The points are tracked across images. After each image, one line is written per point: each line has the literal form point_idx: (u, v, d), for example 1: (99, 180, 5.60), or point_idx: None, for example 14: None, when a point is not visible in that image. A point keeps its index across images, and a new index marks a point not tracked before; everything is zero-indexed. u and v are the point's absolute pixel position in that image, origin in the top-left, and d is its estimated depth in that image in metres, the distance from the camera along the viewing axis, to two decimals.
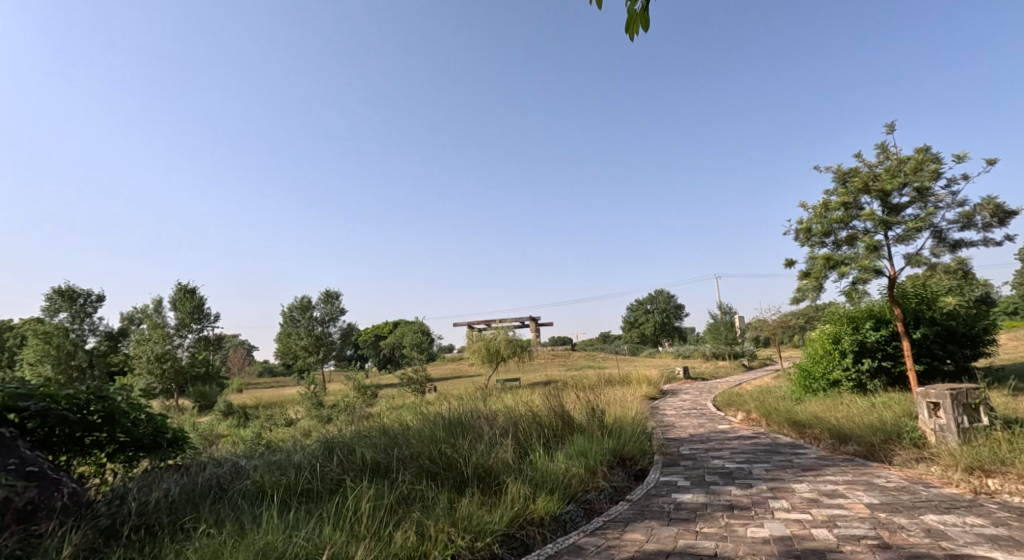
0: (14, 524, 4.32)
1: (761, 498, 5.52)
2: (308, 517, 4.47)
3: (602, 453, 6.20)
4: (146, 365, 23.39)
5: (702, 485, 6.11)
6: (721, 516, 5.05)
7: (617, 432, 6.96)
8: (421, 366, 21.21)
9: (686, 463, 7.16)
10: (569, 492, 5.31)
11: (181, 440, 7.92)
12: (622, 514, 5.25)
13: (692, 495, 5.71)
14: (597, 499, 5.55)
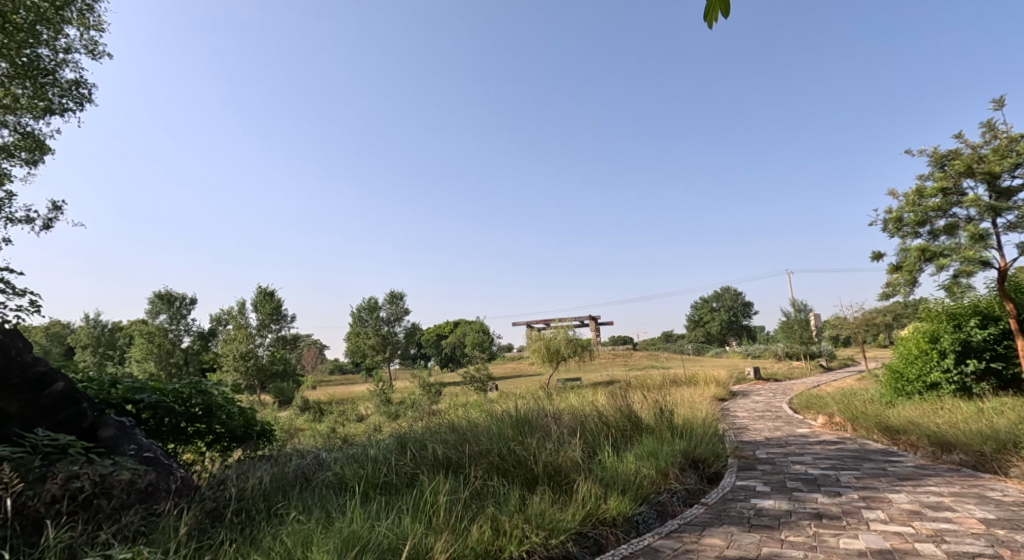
0: (137, 503, 4.79)
1: (853, 507, 5.22)
2: (388, 509, 4.66)
3: (673, 454, 6.07)
4: (233, 363, 25.17)
5: (783, 491, 5.86)
6: (808, 524, 4.82)
7: (687, 434, 6.79)
8: (482, 365, 21.50)
9: (765, 467, 6.88)
10: (641, 493, 5.24)
11: (268, 432, 8.49)
12: (699, 518, 5.13)
13: (774, 501, 5.49)
14: (670, 501, 5.43)
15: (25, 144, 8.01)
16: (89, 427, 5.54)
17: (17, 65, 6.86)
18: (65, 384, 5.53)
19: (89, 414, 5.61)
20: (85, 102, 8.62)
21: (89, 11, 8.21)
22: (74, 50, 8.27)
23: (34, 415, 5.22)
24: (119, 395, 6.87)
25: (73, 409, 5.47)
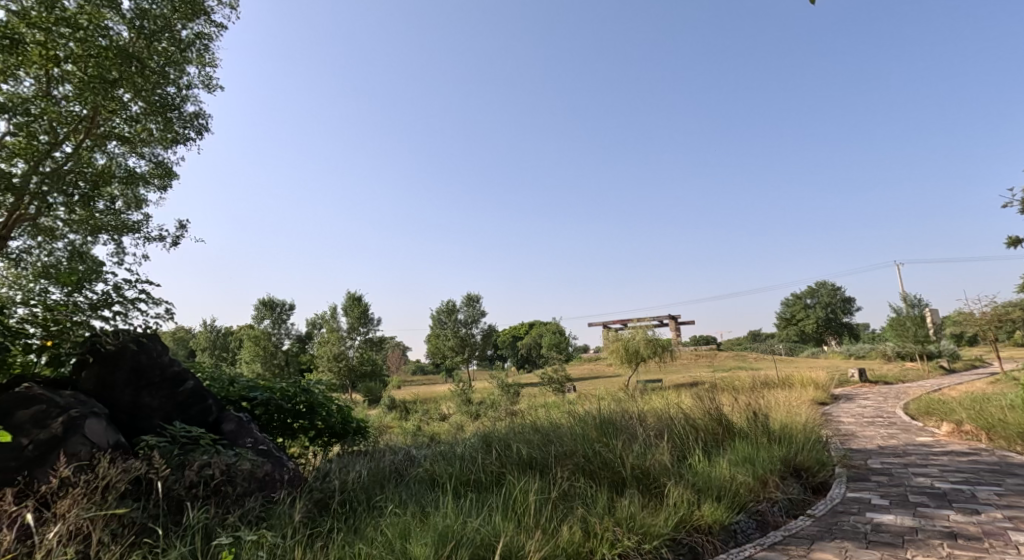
0: (258, 490, 5.29)
1: (996, 528, 4.77)
2: (480, 506, 4.84)
3: (772, 462, 5.81)
4: (327, 363, 27.06)
5: (906, 506, 5.46)
6: (940, 544, 4.48)
7: (787, 440, 6.46)
8: (560, 366, 21.50)
9: (881, 479, 6.42)
10: (738, 501, 5.06)
11: (364, 429, 9.05)
12: (806, 530, 4.90)
13: (895, 517, 5.13)
14: (770, 511, 5.21)
15: (157, 172, 9.08)
16: (214, 421, 6.18)
17: (150, 103, 7.79)
18: (195, 383, 6.19)
19: (214, 409, 6.26)
20: (205, 132, 9.61)
21: (207, 50, 9.16)
22: (194, 86, 9.28)
23: (172, 409, 5.88)
24: (236, 392, 7.63)
25: (201, 405, 6.13)
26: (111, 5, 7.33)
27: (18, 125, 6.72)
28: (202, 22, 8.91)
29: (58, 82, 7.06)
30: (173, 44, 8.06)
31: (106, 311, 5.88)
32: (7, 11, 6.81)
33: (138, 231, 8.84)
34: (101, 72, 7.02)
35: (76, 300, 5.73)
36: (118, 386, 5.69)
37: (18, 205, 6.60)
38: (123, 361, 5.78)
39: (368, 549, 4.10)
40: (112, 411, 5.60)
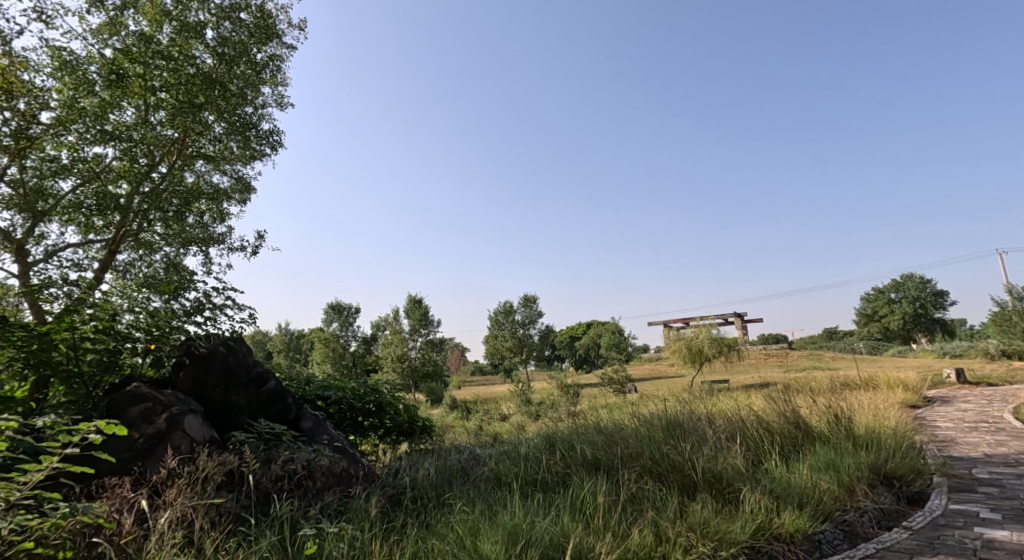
0: (336, 485, 5.58)
1: None
2: (547, 506, 4.89)
3: (858, 468, 5.48)
4: (391, 364, 27.95)
5: (1020, 520, 5.04)
6: None
7: (875, 445, 6.07)
8: (620, 366, 21.23)
9: (988, 490, 5.95)
10: (822, 510, 4.83)
11: (429, 428, 9.34)
12: (903, 543, 4.64)
13: (1009, 533, 4.76)
14: (860, 521, 4.93)
15: (237, 187, 9.72)
16: (294, 419, 6.57)
17: (230, 123, 8.36)
18: (276, 383, 6.62)
19: (293, 407, 6.66)
20: (278, 147, 10.20)
21: (279, 71, 9.73)
22: (268, 105, 9.90)
23: (257, 407, 6.34)
24: (312, 392, 8.07)
25: (281, 404, 6.53)
26: (197, 35, 8.05)
27: (121, 150, 7.49)
28: (276, 44, 9.49)
29: (154, 109, 7.77)
30: (250, 67, 8.62)
31: (198, 316, 6.41)
32: (112, 50, 7.61)
33: (222, 242, 9.50)
34: (189, 98, 7.72)
35: (173, 307, 6.26)
36: (210, 386, 6.14)
37: (124, 224, 7.41)
38: (214, 362, 6.21)
39: (440, 545, 4.26)
40: (205, 409, 6.05)
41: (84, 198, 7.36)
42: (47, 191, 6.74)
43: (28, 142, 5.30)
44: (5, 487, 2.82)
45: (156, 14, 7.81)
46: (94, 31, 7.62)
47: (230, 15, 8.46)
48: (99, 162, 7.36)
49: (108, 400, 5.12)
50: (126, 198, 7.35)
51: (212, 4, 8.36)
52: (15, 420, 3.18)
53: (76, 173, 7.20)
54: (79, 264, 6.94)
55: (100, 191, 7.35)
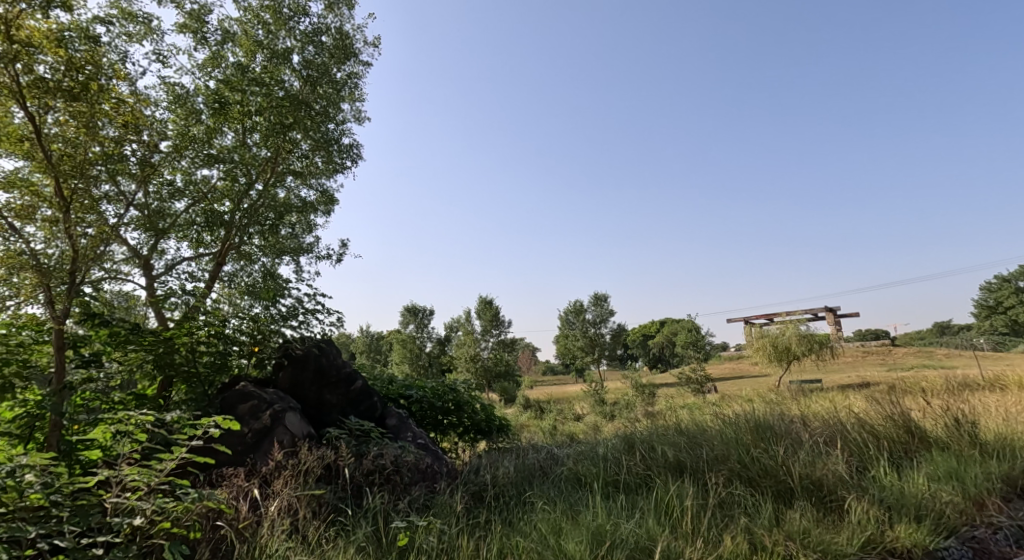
0: (423, 481, 5.78)
1: None
2: (630, 508, 4.85)
3: (987, 479, 4.87)
4: (465, 363, 28.55)
5: None
6: None
7: (1010, 452, 5.30)
8: (699, 365, 20.50)
9: None
10: (945, 524, 4.35)
11: (507, 427, 9.47)
12: None
13: None
14: (993, 540, 4.25)
15: (322, 199, 10.29)
16: (380, 416, 6.85)
17: (315, 139, 8.89)
18: (363, 382, 6.95)
19: (379, 405, 6.95)
20: (358, 159, 10.72)
21: (357, 87, 10.20)
22: (348, 121, 10.45)
23: (347, 406, 6.69)
24: (395, 391, 8.43)
25: (369, 402, 6.85)
26: (285, 60, 8.63)
27: (225, 171, 8.18)
28: (354, 63, 10.00)
29: (249, 132, 8.49)
30: (332, 87, 9.12)
31: (294, 321, 6.88)
32: (215, 81, 8.33)
33: (311, 251, 10.10)
34: (280, 119, 8.31)
35: (271, 312, 6.77)
36: (306, 385, 6.57)
37: (228, 238, 8.08)
38: (309, 362, 6.66)
39: (525, 543, 4.30)
40: (302, 407, 6.47)
41: (194, 217, 8.00)
42: (166, 211, 7.43)
43: (150, 169, 5.82)
44: (146, 473, 3.17)
45: (250, 45, 8.47)
46: (200, 66, 8.36)
47: (313, 39, 9.01)
48: (207, 183, 8.05)
49: (221, 399, 5.62)
50: (229, 215, 8.06)
51: (298, 31, 8.95)
52: (151, 415, 3.59)
53: (188, 195, 7.85)
54: (193, 275, 7.65)
55: (207, 210, 7.99)
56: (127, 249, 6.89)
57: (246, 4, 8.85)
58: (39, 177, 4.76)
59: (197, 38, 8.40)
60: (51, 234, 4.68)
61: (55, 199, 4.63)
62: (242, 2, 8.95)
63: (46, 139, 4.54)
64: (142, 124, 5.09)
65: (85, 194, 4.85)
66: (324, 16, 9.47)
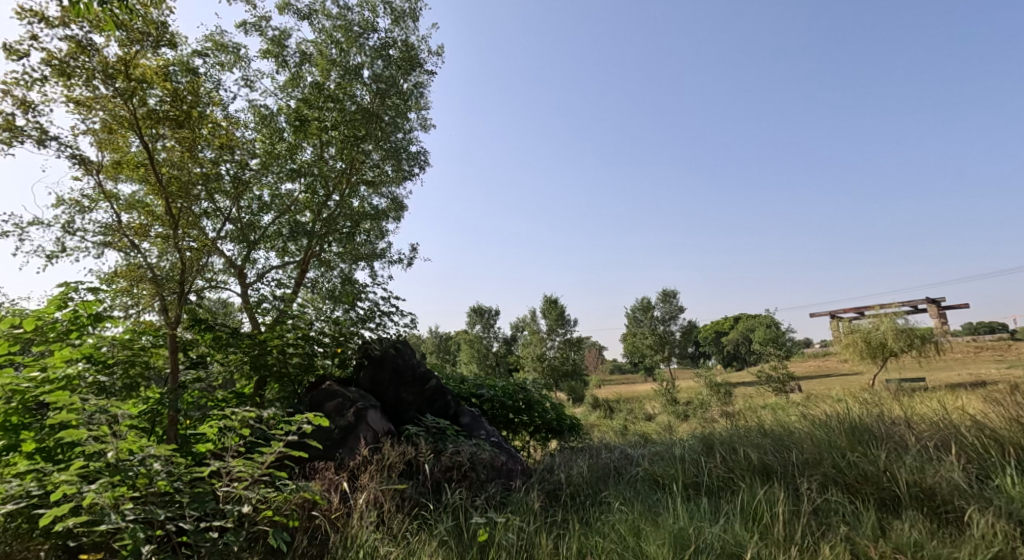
0: (500, 479, 5.86)
1: None
2: (714, 512, 4.70)
3: None
4: (532, 363, 28.62)
5: None
6: None
7: None
8: (781, 363, 19.44)
9: None
10: None
11: (577, 426, 9.42)
12: None
13: None
14: None
15: (392, 206, 10.66)
16: (455, 415, 7.01)
17: (385, 149, 9.23)
18: (437, 381, 7.15)
19: (453, 404, 7.12)
20: (426, 166, 11.02)
21: (423, 96, 10.51)
22: (415, 129, 10.77)
23: (423, 404, 6.90)
24: (467, 391, 8.61)
25: (443, 400, 7.03)
26: (357, 76, 9.06)
27: (306, 184, 8.66)
28: (419, 73, 10.30)
29: (326, 146, 8.94)
30: (400, 97, 9.45)
31: (371, 323, 7.19)
32: (295, 101, 8.86)
33: (384, 256, 10.49)
34: (354, 131, 8.77)
35: (351, 315, 7.11)
36: (385, 384, 6.85)
37: (310, 246, 8.72)
38: (386, 362, 6.94)
39: (605, 544, 4.28)
40: (381, 405, 6.75)
41: (280, 228, 8.52)
42: (255, 224, 7.96)
43: (242, 186, 6.26)
44: (250, 464, 3.44)
45: (324, 63, 8.94)
46: (282, 87, 8.91)
47: (382, 53, 9.37)
48: (290, 196, 8.51)
49: (309, 397, 5.97)
50: (311, 225, 8.58)
51: (367, 46, 9.33)
52: (252, 411, 3.87)
53: (275, 208, 8.34)
54: (281, 282, 8.18)
55: (292, 221, 8.49)
56: (224, 260, 7.47)
57: (320, 25, 9.35)
58: (152, 198, 5.28)
59: (278, 62, 8.96)
60: (163, 248, 5.16)
61: (167, 217, 5.14)
62: (317, 25, 9.46)
63: (157, 164, 4.97)
64: (236, 145, 5.52)
65: (190, 213, 5.32)
66: (391, 30, 9.82)
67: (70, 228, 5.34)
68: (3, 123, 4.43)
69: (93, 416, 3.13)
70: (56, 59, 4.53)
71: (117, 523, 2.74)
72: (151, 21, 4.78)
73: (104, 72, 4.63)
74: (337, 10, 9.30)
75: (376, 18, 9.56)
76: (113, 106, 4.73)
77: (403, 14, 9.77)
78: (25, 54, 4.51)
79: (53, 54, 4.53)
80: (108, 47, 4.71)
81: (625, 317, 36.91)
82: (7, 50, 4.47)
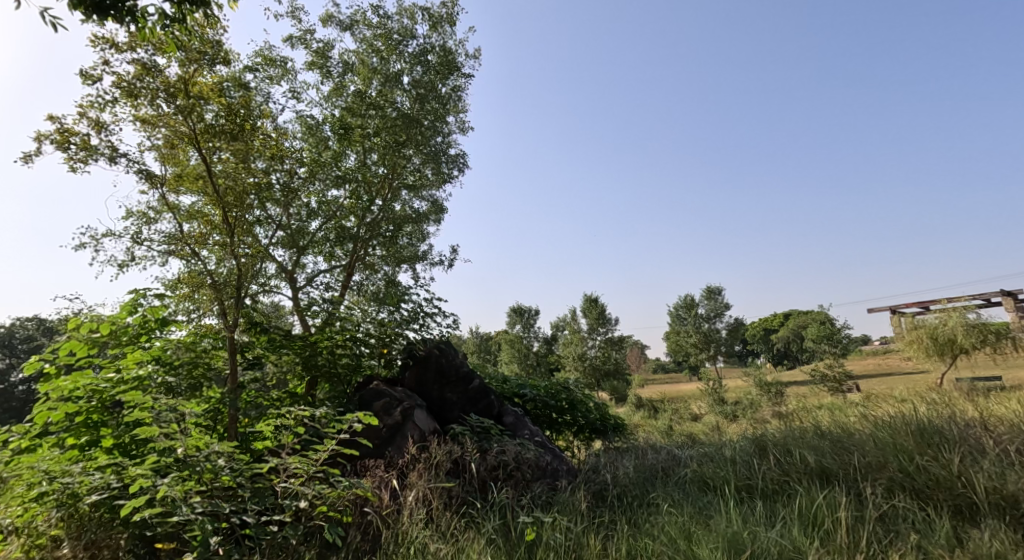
0: (546, 479, 5.87)
1: None
2: (769, 515, 4.59)
3: None
4: (573, 362, 28.48)
5: None
6: None
7: None
8: (838, 361, 18.63)
9: None
10: None
11: (621, 426, 9.33)
12: None
13: None
14: None
15: (433, 209, 10.82)
16: (499, 414, 7.07)
17: (425, 153, 9.39)
18: (480, 381, 7.22)
19: (496, 403, 7.17)
20: (465, 168, 11.15)
21: (461, 100, 10.64)
22: (454, 132, 10.91)
23: (467, 404, 6.98)
24: (510, 390, 8.67)
25: (487, 400, 7.10)
26: (397, 83, 9.29)
27: (350, 190, 8.90)
28: (457, 76, 10.42)
29: (368, 153, 9.18)
30: (439, 102, 9.60)
31: (414, 324, 7.34)
32: (339, 110, 9.13)
33: (425, 258, 10.68)
34: (395, 137, 8.99)
35: (395, 316, 7.28)
36: (430, 384, 6.98)
37: (356, 251, 8.96)
38: (431, 363, 7.06)
39: (656, 546, 4.23)
40: (427, 405, 6.88)
41: (327, 233, 8.78)
42: (304, 230, 8.25)
43: (292, 194, 6.51)
44: (306, 461, 3.57)
45: (366, 72, 9.19)
46: (326, 97, 9.21)
47: (420, 59, 9.55)
48: (336, 202, 8.76)
49: (358, 397, 6.15)
50: (356, 230, 8.83)
51: (407, 53, 9.52)
52: (306, 410, 4.02)
53: (322, 214, 8.62)
54: (329, 285, 8.45)
55: (338, 226, 8.75)
56: (275, 265, 7.78)
57: (362, 35, 9.60)
58: (210, 209, 5.53)
59: (323, 72, 9.25)
60: (221, 256, 5.41)
61: (224, 226, 5.37)
62: (358, 35, 9.72)
63: (214, 176, 5.21)
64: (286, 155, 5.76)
65: (245, 221, 5.52)
66: (429, 36, 9.99)
67: (139, 238, 5.66)
68: (80, 143, 4.74)
69: (163, 414, 3.32)
70: (125, 81, 4.82)
71: (188, 516, 2.91)
72: (207, 40, 5.03)
73: (166, 91, 4.91)
74: (378, 19, 9.52)
75: (414, 25, 9.74)
76: (175, 122, 5.01)
77: (440, 19, 9.92)
78: (97, 78, 4.80)
79: (122, 76, 4.82)
80: (170, 67, 4.99)
81: (668, 315, 36.24)
82: (82, 75, 4.77)
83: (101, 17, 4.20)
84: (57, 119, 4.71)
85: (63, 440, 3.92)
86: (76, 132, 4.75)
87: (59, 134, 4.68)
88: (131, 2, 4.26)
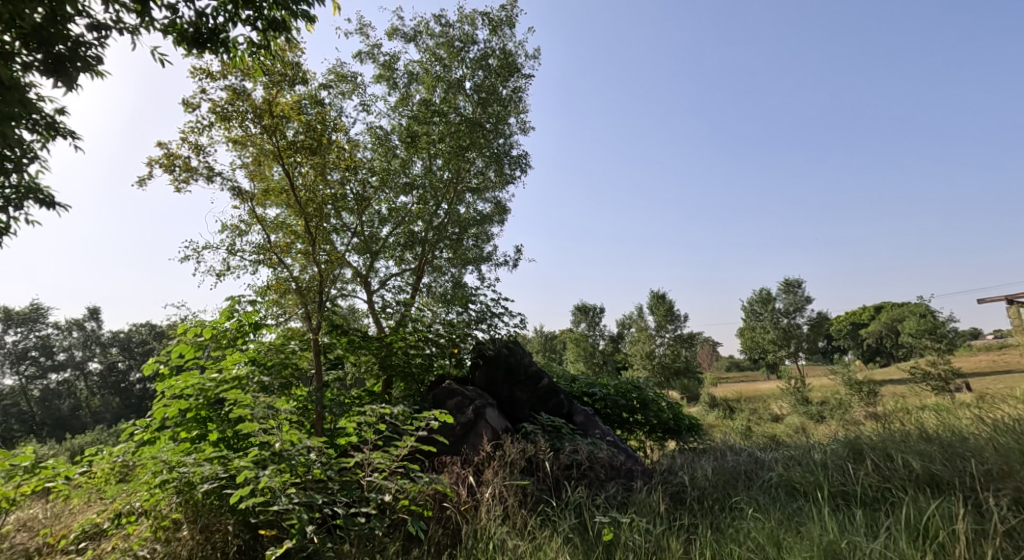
0: (620, 478, 5.81)
1: None
2: (869, 524, 4.31)
3: None
4: (642, 361, 27.91)
5: None
6: None
7: None
8: (940, 358, 17.15)
9: None
10: None
11: (696, 426, 9.05)
12: None
13: None
14: None
15: (497, 210, 10.94)
16: (570, 414, 7.06)
17: (488, 155, 9.52)
18: (550, 380, 7.23)
19: (566, 402, 7.16)
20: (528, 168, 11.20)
21: (522, 101, 10.71)
22: (516, 133, 10.98)
23: (538, 403, 7.02)
24: (580, 389, 8.62)
25: (557, 399, 7.11)
26: (459, 89, 9.48)
27: (418, 196, 9.17)
28: (518, 78, 10.49)
29: (434, 158, 9.43)
30: (501, 104, 9.71)
31: (483, 324, 7.47)
32: (406, 119, 9.42)
33: (491, 259, 10.82)
34: (459, 142, 9.18)
35: (464, 316, 7.43)
36: (499, 383, 7.07)
37: (424, 254, 9.22)
38: (500, 362, 7.16)
39: (744, 552, 4.08)
40: (497, 403, 6.98)
41: (398, 238, 9.09)
42: (376, 236, 8.58)
43: (365, 202, 6.80)
44: (388, 457, 3.73)
45: (430, 80, 9.44)
46: (394, 107, 9.53)
47: (482, 63, 9.69)
48: (405, 208, 9.05)
49: (432, 395, 6.33)
50: (424, 234, 9.09)
51: (468, 59, 9.69)
52: (387, 407, 4.19)
53: (392, 220, 8.93)
54: (401, 288, 8.74)
55: (408, 231, 9.04)
56: (351, 270, 8.14)
57: (425, 45, 9.87)
58: (294, 219, 5.88)
59: (390, 84, 9.58)
60: (304, 264, 5.72)
61: (306, 235, 5.69)
62: (422, 45, 9.99)
63: (296, 188, 5.53)
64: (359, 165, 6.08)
65: (324, 229, 5.83)
66: (490, 40, 10.11)
67: (233, 249, 6.10)
68: (183, 165, 5.17)
69: (260, 411, 3.58)
70: (219, 106, 5.21)
71: (286, 505, 3.11)
72: (288, 62, 5.36)
73: (253, 113, 5.27)
74: (440, 28, 9.76)
75: (475, 30, 9.89)
76: (261, 141, 5.35)
77: (500, 22, 10.02)
78: (195, 106, 5.21)
79: (216, 102, 5.20)
80: (256, 90, 5.34)
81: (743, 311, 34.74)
82: (184, 104, 5.17)
83: (199, 50, 4.59)
84: (164, 145, 5.15)
85: (177, 433, 4.33)
86: (180, 155, 5.18)
87: (165, 159, 5.12)
88: (224, 34, 4.61)
